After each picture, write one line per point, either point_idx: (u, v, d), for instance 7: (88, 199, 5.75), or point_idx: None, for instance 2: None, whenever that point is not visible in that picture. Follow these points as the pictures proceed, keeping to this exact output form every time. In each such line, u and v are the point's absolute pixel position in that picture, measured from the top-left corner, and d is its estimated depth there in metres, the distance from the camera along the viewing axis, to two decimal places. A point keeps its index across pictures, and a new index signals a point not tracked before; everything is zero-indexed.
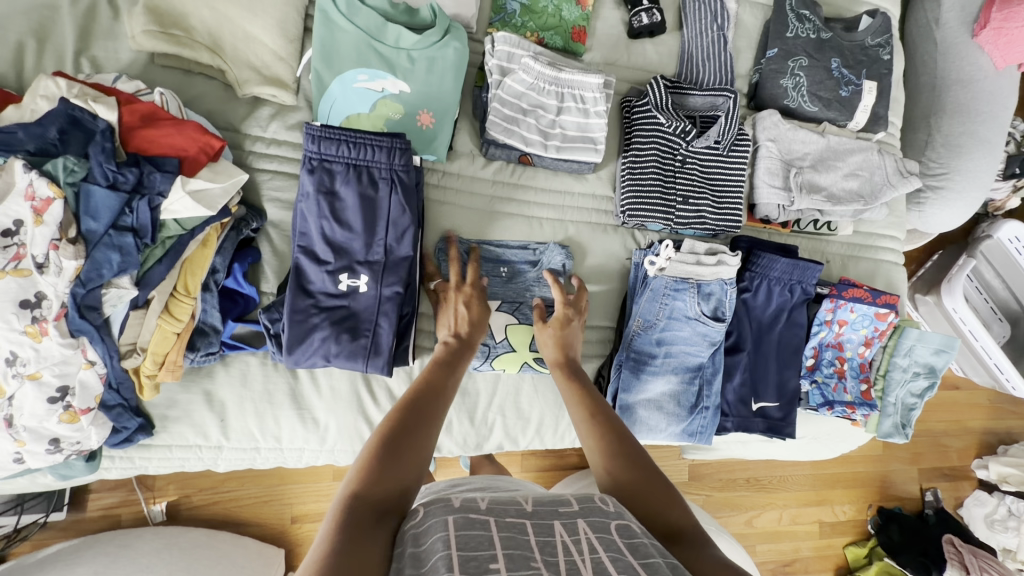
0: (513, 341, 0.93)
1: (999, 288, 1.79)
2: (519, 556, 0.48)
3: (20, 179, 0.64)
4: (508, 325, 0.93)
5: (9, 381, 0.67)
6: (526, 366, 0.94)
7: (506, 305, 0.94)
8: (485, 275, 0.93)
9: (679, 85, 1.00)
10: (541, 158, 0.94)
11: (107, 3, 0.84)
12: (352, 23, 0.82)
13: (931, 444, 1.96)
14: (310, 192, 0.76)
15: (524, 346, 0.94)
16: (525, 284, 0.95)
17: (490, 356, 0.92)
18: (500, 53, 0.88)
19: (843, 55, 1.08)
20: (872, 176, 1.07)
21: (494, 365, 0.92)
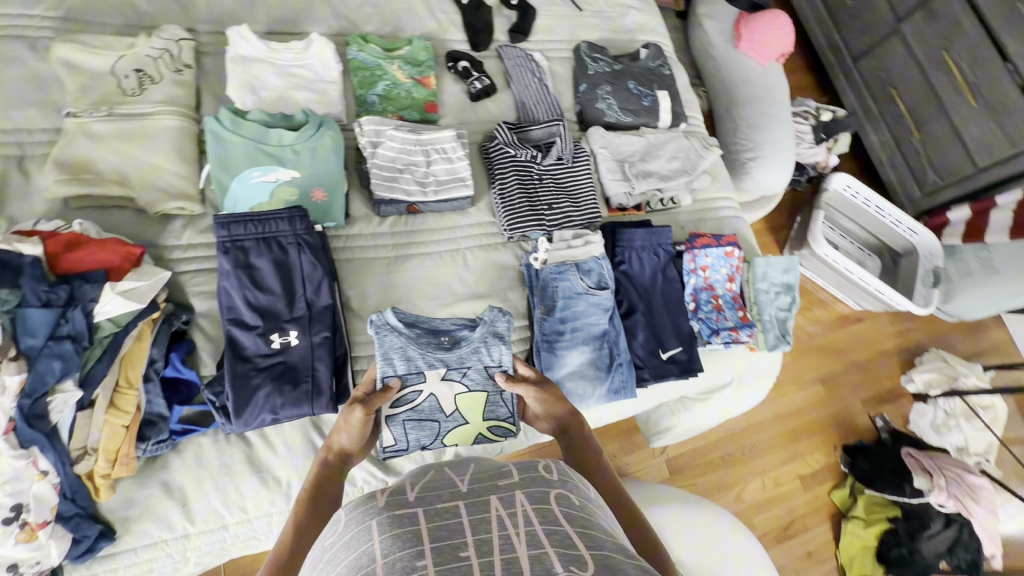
0: (464, 413, 1.03)
1: (856, 229, 2.11)
2: (447, 546, 0.51)
3: None
4: (457, 396, 1.02)
5: None
6: (480, 437, 1.04)
7: (450, 370, 1.02)
8: (427, 346, 1.01)
9: (518, 125, 1.25)
10: (425, 203, 1.13)
11: (17, 169, 0.96)
12: (238, 134, 1.00)
13: (863, 374, 2.16)
14: (229, 269, 0.89)
15: (478, 418, 1.04)
16: (470, 347, 1.03)
17: (441, 434, 1.02)
18: (367, 131, 1.10)
19: (636, 77, 1.40)
20: (688, 155, 1.35)
21: (446, 440, 1.02)
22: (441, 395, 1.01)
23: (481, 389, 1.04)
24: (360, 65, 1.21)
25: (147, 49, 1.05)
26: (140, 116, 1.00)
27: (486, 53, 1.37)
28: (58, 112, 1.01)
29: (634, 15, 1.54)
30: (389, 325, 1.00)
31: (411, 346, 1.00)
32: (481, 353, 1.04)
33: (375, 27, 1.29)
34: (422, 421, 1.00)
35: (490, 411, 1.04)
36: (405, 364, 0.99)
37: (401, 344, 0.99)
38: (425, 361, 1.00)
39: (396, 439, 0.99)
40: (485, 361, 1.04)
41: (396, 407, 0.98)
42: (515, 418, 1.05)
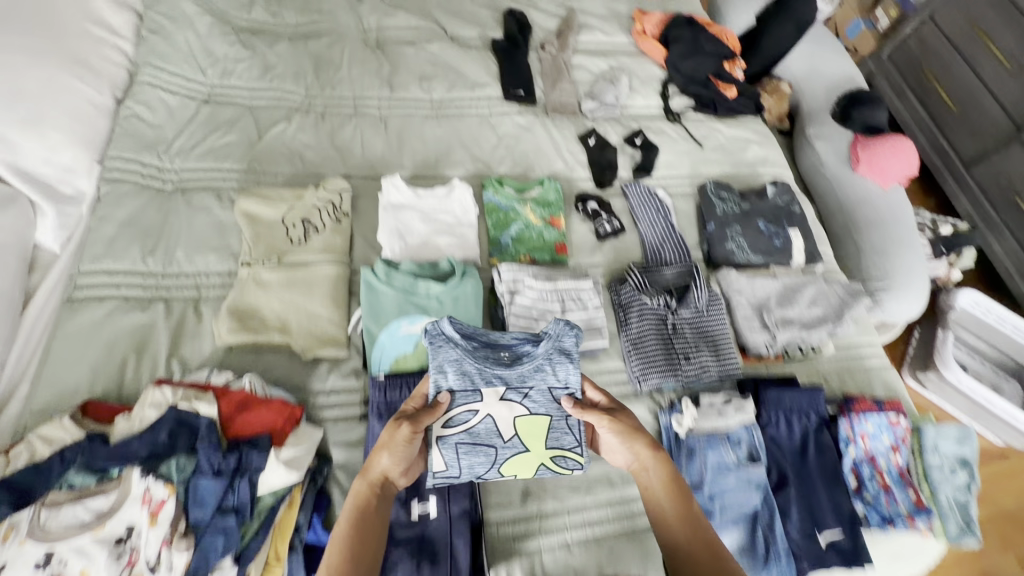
0: (524, 441, 0.94)
1: (987, 349, 1.83)
2: None
3: (137, 488, 0.76)
4: (516, 419, 0.93)
5: None
6: (542, 467, 0.95)
7: (511, 390, 0.94)
8: (485, 362, 0.93)
9: (648, 267, 1.24)
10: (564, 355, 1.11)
11: (194, 311, 1.05)
12: (391, 285, 1.04)
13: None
14: (381, 435, 0.93)
15: (538, 448, 0.94)
16: (534, 363, 0.95)
17: (497, 462, 0.93)
18: (506, 279, 1.11)
19: (765, 215, 1.36)
20: (831, 301, 1.25)
21: (503, 469, 0.93)
22: (499, 416, 0.93)
23: (545, 412, 0.94)
24: (494, 207, 1.26)
25: (313, 199, 1.15)
26: (303, 265, 1.07)
27: (611, 189, 1.39)
28: (232, 257, 1.10)
29: (754, 148, 1.53)
30: (444, 336, 0.92)
31: (467, 360, 0.92)
32: (545, 373, 0.95)
33: (507, 168, 1.36)
34: (477, 446, 0.91)
35: (553, 440, 0.94)
36: (459, 380, 0.91)
37: (457, 357, 0.92)
38: (482, 377, 0.93)
39: (447, 464, 0.90)
40: (551, 382, 0.95)
41: (449, 428, 0.90)
42: (583, 447, 0.96)
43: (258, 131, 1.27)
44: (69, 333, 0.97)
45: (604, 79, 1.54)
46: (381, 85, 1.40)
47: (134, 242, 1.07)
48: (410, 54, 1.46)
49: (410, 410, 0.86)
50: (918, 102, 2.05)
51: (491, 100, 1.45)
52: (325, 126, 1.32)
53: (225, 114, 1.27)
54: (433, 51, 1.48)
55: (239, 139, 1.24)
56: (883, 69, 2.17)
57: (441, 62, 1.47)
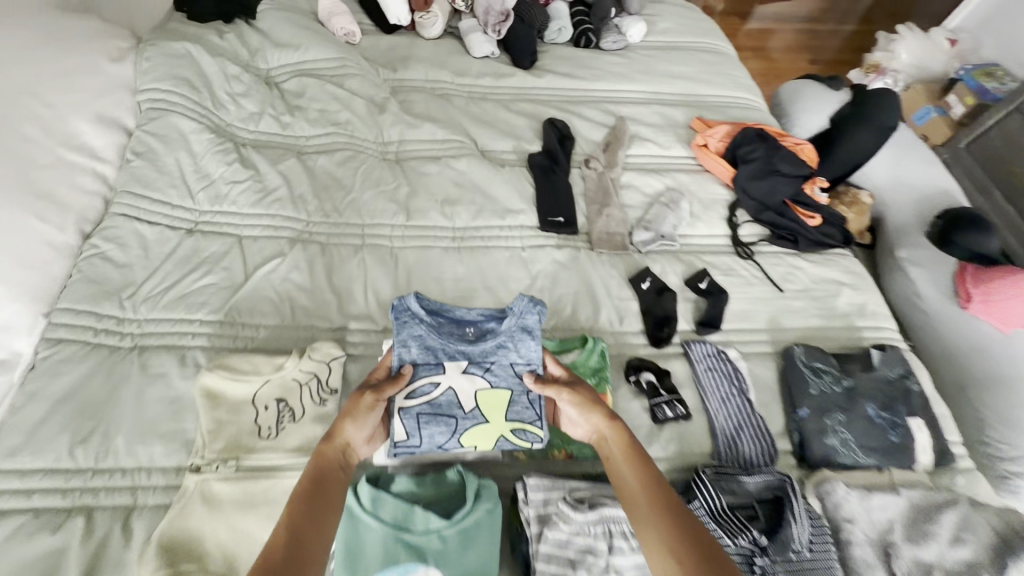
0: (484, 411, 0.88)
1: None
2: None
3: None
4: (477, 392, 0.89)
5: None
6: (502, 440, 0.88)
7: (473, 363, 0.90)
8: (448, 338, 0.91)
9: (724, 470, 0.94)
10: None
11: (122, 527, 0.80)
12: (379, 516, 0.78)
13: None
14: None
15: (499, 417, 0.89)
16: (496, 341, 0.91)
17: (457, 432, 0.87)
18: (534, 500, 0.84)
19: (874, 397, 1.04)
20: (985, 536, 0.90)
21: (463, 442, 0.87)
22: (461, 389, 0.88)
23: (506, 387, 0.89)
24: None
25: (294, 371, 0.92)
26: (270, 471, 0.84)
27: (669, 348, 1.11)
28: (185, 448, 0.87)
29: (847, 293, 1.23)
30: (410, 312, 0.91)
31: (431, 335, 0.90)
32: (508, 349, 0.91)
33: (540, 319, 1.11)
34: (438, 416, 0.87)
35: (514, 412, 0.89)
36: (423, 354, 0.89)
37: (422, 333, 0.90)
38: (445, 352, 0.90)
39: (408, 433, 0.85)
40: (514, 359, 0.91)
41: (410, 399, 0.86)
42: (543, 422, 0.89)
43: (246, 269, 1.07)
44: None
45: (659, 203, 1.29)
46: (396, 210, 1.20)
47: (65, 428, 0.85)
48: (433, 172, 1.27)
49: (368, 382, 0.84)
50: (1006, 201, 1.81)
51: (524, 229, 1.22)
52: (325, 263, 1.11)
53: (210, 249, 1.08)
54: (460, 169, 1.28)
55: (221, 281, 1.04)
56: (958, 160, 1.95)
57: (467, 182, 1.26)
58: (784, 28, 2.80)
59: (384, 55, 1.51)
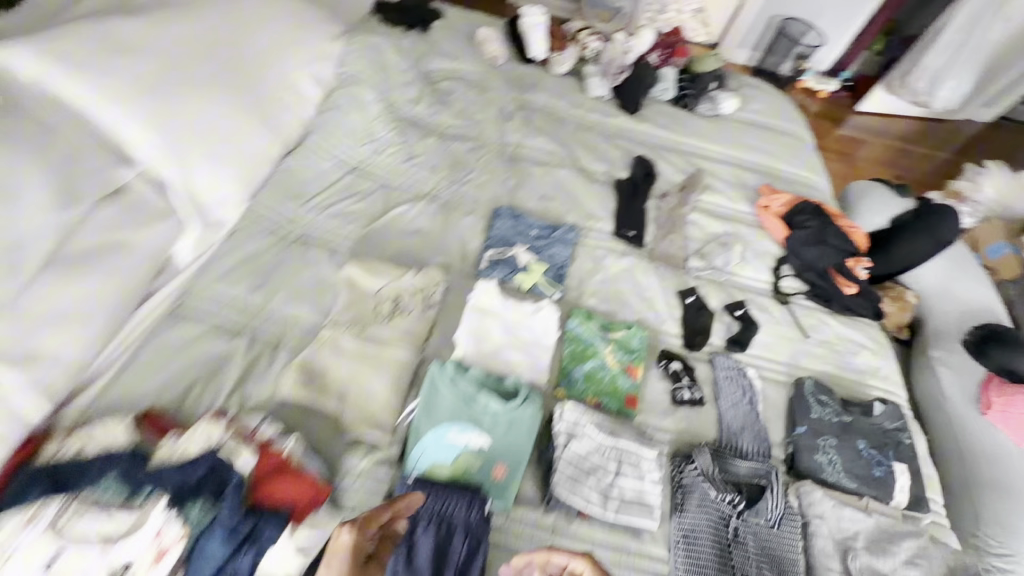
0: (530, 267, 1.35)
1: None
2: None
3: (156, 518, 0.78)
4: (529, 259, 1.36)
5: None
6: (537, 285, 1.33)
7: (530, 249, 1.38)
8: (518, 230, 1.42)
9: (721, 451, 1.14)
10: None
11: (268, 353, 1.10)
12: (454, 388, 1.03)
13: None
14: (395, 539, 0.87)
15: (538, 273, 1.34)
16: (545, 240, 1.41)
17: (512, 271, 1.33)
18: (567, 419, 1.07)
19: (867, 436, 1.21)
20: (932, 565, 1.06)
21: (515, 279, 1.32)
22: (520, 255, 1.36)
23: (545, 263, 1.37)
24: (575, 336, 1.25)
25: (410, 281, 1.21)
26: (380, 342, 1.11)
27: (698, 354, 1.32)
28: (321, 314, 1.17)
29: (866, 355, 1.40)
30: (501, 215, 1.44)
31: (510, 228, 1.42)
32: (552, 246, 1.41)
33: (598, 301, 1.35)
34: (504, 262, 1.34)
35: (548, 274, 1.35)
36: (502, 237, 1.40)
37: (505, 227, 1.42)
38: (514, 238, 1.41)
39: (486, 267, 1.33)
40: (555, 252, 1.40)
41: (491, 252, 1.36)
42: (561, 285, 1.35)
43: (386, 207, 1.40)
44: (162, 343, 1.07)
45: (715, 242, 1.54)
46: (503, 195, 1.51)
47: (246, 279, 1.18)
48: (538, 174, 1.57)
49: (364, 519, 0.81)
50: None
51: (601, 233, 1.49)
52: (443, 216, 1.41)
53: (362, 186, 1.41)
54: (560, 177, 1.58)
55: (368, 210, 1.37)
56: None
57: (563, 187, 1.56)
58: (872, 140, 2.90)
59: (518, 78, 1.86)
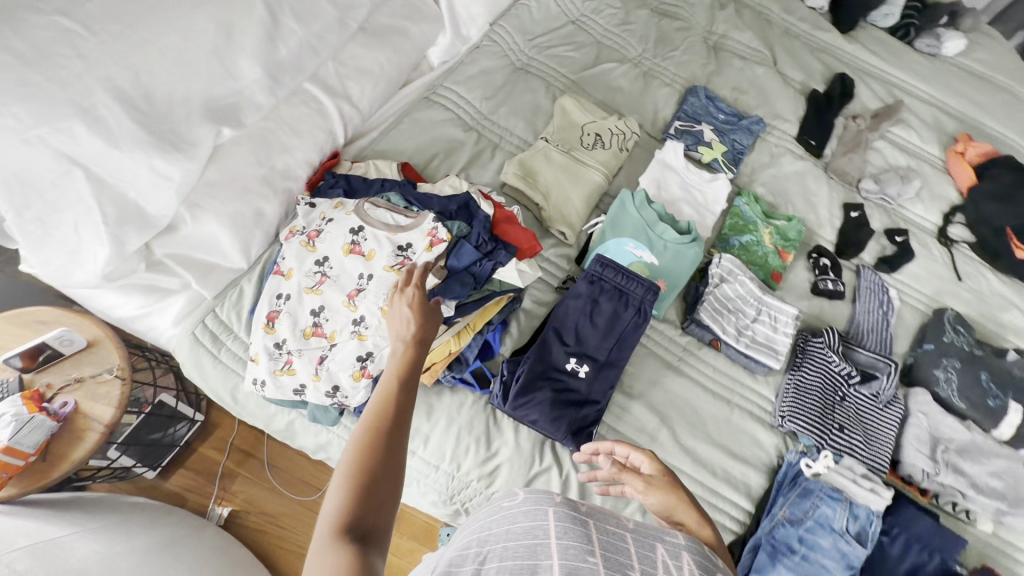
0: (713, 144, 1.45)
1: None
2: (616, 560, 0.48)
3: (428, 224, 1.03)
4: (713, 137, 1.47)
5: (346, 337, 1.00)
6: (715, 162, 1.44)
7: (715, 130, 1.48)
8: (708, 111, 1.51)
9: (846, 337, 1.27)
10: (619, 525, 0.53)
11: (489, 150, 1.35)
12: (639, 212, 1.23)
13: None
14: (582, 295, 1.09)
15: (719, 151, 1.45)
16: (731, 127, 1.51)
17: (697, 143, 1.45)
18: (724, 266, 1.25)
19: (992, 371, 1.27)
20: (1018, 484, 1.15)
21: (698, 150, 1.44)
22: (706, 132, 1.47)
23: (726, 145, 1.47)
24: (739, 211, 1.38)
25: (611, 124, 1.39)
26: (580, 163, 1.31)
27: (845, 262, 1.42)
28: (534, 133, 1.38)
29: (1015, 314, 1.42)
30: (696, 94, 1.54)
31: (701, 107, 1.52)
32: (736, 133, 1.50)
33: (764, 191, 1.46)
34: (691, 133, 1.46)
35: (727, 155, 1.46)
36: (693, 112, 1.51)
37: (697, 104, 1.52)
38: (703, 116, 1.51)
39: (674, 134, 1.46)
40: (737, 139, 1.50)
41: (681, 123, 1.48)
42: (736, 168, 1.46)
43: (595, 61, 1.55)
44: (416, 118, 1.34)
45: (895, 172, 1.55)
46: (699, 77, 1.60)
47: (482, 87, 1.40)
48: (736, 67, 1.63)
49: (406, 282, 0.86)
50: None
51: (783, 135, 1.56)
52: (644, 82, 1.54)
53: (580, 38, 1.56)
54: (757, 74, 1.62)
55: (581, 58, 1.53)
56: None
57: (757, 85, 1.61)
58: None
59: None
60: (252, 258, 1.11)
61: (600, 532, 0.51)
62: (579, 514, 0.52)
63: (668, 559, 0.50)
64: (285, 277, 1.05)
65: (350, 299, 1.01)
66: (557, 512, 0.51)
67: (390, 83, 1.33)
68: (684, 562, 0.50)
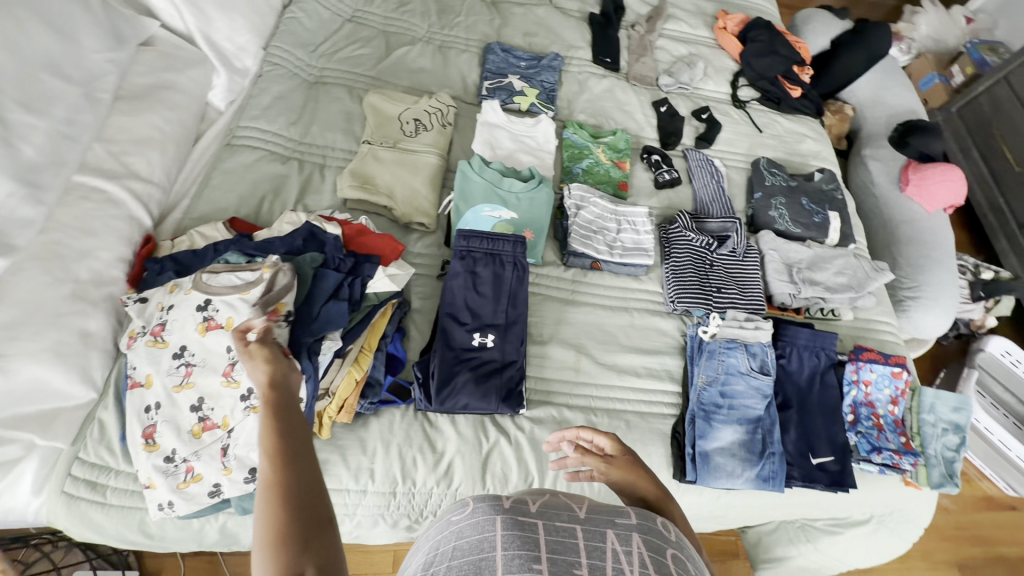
0: (526, 91, 1.52)
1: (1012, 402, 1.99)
2: (564, 563, 0.44)
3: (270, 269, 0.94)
4: (523, 85, 1.53)
5: (241, 416, 0.93)
6: (533, 106, 1.51)
7: (522, 78, 1.54)
8: (509, 62, 1.57)
9: (696, 214, 1.42)
10: (573, 519, 0.49)
11: (317, 172, 1.29)
12: (482, 176, 1.25)
13: (986, 558, 1.83)
14: (460, 272, 1.11)
15: (533, 95, 1.52)
16: (535, 69, 1.58)
17: (511, 95, 1.50)
18: (575, 195, 1.32)
19: (809, 195, 1.52)
20: (855, 273, 1.40)
21: (514, 101, 1.50)
22: (515, 81, 1.52)
23: (537, 87, 1.54)
24: (571, 142, 1.47)
25: (425, 105, 1.39)
26: (411, 152, 1.31)
27: (673, 152, 1.57)
28: (355, 140, 1.34)
29: (809, 143, 1.70)
30: (493, 51, 1.58)
31: (502, 60, 1.57)
32: (542, 74, 1.58)
33: (585, 116, 1.56)
34: (502, 88, 1.51)
35: (541, 97, 1.53)
36: (496, 68, 1.55)
37: (497, 60, 1.57)
38: (507, 68, 1.56)
39: (488, 94, 1.50)
40: (544, 78, 1.57)
41: (489, 82, 1.52)
42: (554, 105, 1.54)
43: (388, 50, 1.52)
44: (225, 168, 1.23)
45: (682, 61, 1.73)
46: (491, 34, 1.64)
47: (284, 113, 1.32)
48: (519, 13, 1.70)
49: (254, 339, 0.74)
50: (981, 161, 2.29)
51: (582, 61, 1.67)
52: (441, 55, 1.55)
53: (363, 32, 1.52)
54: (539, 15, 1.71)
55: (372, 53, 1.49)
56: (950, 122, 2.43)
57: (543, 24, 1.70)
58: None
59: None
60: (100, 383, 0.97)
61: (549, 532, 0.47)
62: (527, 519, 0.48)
63: (617, 545, 0.47)
64: (145, 387, 0.93)
65: (228, 377, 0.94)
66: (505, 519, 0.47)
67: (180, 142, 1.21)
68: (634, 545, 0.47)
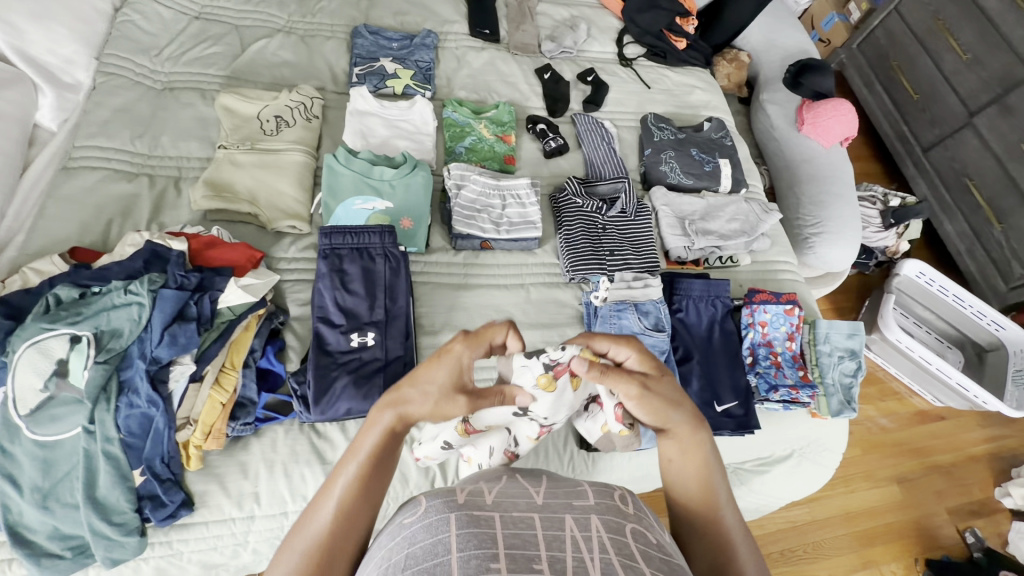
0: (399, 73, 1.44)
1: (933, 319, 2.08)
2: (521, 557, 0.44)
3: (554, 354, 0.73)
4: (395, 66, 1.45)
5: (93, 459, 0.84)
6: (409, 88, 1.44)
7: (395, 59, 1.46)
8: (379, 44, 1.48)
9: (585, 179, 1.39)
10: (526, 509, 0.49)
11: (172, 186, 1.19)
12: (349, 168, 1.19)
13: (923, 469, 1.92)
14: (325, 272, 1.06)
15: (407, 77, 1.44)
16: (408, 49, 1.50)
17: (383, 79, 1.42)
18: (454, 175, 1.27)
19: (698, 146, 1.51)
20: (748, 218, 1.41)
21: (387, 85, 1.42)
22: (386, 64, 1.44)
23: (412, 68, 1.46)
24: (452, 121, 1.41)
25: (286, 100, 1.30)
26: (272, 152, 1.22)
27: (562, 118, 1.54)
28: (212, 146, 1.25)
29: (698, 94, 1.69)
30: (360, 34, 1.49)
31: (371, 43, 1.48)
32: (416, 53, 1.50)
33: (466, 93, 1.50)
34: (373, 73, 1.43)
35: (417, 77, 1.45)
36: (365, 52, 1.46)
37: (366, 43, 1.48)
38: (378, 51, 1.47)
39: (358, 81, 1.42)
40: (419, 57, 1.49)
41: (359, 68, 1.44)
42: (431, 84, 1.47)
43: (243, 45, 1.41)
44: (62, 193, 1.12)
45: (564, 25, 1.69)
46: (359, 17, 1.55)
47: (126, 127, 1.21)
48: None
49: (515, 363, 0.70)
50: (885, 92, 2.35)
51: (459, 36, 1.60)
52: (305, 45, 1.45)
53: (213, 29, 1.41)
54: None
55: (225, 50, 1.39)
56: (853, 60, 2.45)
57: (414, 1, 1.62)
58: None
59: None
60: None
61: (505, 527, 0.46)
62: (482, 514, 0.47)
63: (576, 532, 0.47)
64: None
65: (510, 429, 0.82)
66: (458, 517, 0.46)
67: (2, 174, 1.08)
68: (593, 530, 0.47)
